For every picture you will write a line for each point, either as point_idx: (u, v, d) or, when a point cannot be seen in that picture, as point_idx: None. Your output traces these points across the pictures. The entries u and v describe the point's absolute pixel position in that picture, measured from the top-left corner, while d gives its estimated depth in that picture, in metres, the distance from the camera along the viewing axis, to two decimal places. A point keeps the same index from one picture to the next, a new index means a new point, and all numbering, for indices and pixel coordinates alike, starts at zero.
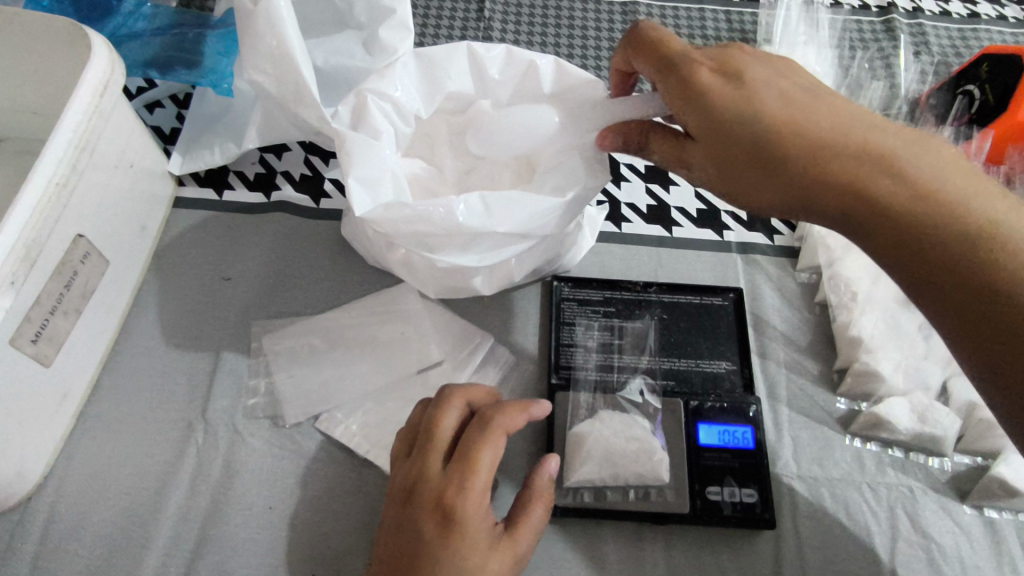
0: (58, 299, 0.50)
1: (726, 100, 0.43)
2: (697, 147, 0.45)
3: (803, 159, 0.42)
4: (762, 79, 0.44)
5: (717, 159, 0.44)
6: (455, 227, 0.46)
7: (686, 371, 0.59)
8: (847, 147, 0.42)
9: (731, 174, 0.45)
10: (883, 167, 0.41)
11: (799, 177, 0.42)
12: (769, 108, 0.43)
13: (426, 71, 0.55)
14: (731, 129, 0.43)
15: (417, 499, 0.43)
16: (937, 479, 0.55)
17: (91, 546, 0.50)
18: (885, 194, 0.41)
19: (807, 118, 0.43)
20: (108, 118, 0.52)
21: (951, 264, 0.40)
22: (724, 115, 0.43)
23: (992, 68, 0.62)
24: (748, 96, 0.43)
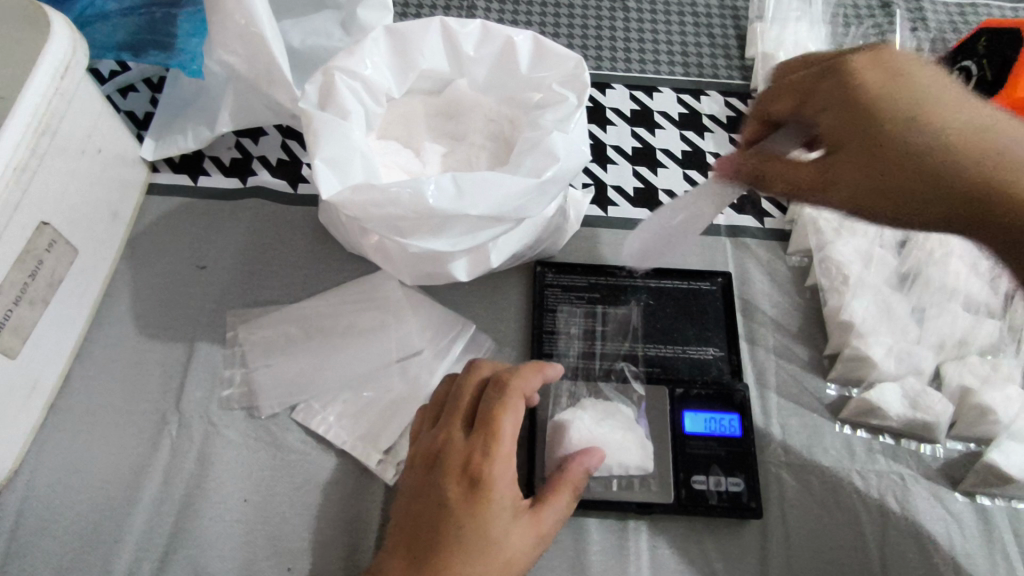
0: (22, 288, 0.48)
1: (868, 112, 0.40)
2: (843, 165, 0.41)
3: (958, 170, 0.38)
4: (925, 84, 0.41)
5: (865, 173, 0.40)
6: (426, 210, 0.45)
7: (672, 357, 0.57)
8: (1010, 153, 0.37)
9: (875, 197, 0.40)
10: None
11: (949, 188, 0.38)
12: (922, 114, 0.39)
13: (398, 47, 0.54)
14: (874, 141, 0.40)
15: (440, 465, 0.43)
16: (929, 466, 0.54)
17: (63, 541, 0.49)
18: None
19: (962, 124, 0.39)
20: (71, 100, 0.51)
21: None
22: (867, 126, 0.40)
23: (989, 43, 0.61)
24: (908, 93, 0.40)
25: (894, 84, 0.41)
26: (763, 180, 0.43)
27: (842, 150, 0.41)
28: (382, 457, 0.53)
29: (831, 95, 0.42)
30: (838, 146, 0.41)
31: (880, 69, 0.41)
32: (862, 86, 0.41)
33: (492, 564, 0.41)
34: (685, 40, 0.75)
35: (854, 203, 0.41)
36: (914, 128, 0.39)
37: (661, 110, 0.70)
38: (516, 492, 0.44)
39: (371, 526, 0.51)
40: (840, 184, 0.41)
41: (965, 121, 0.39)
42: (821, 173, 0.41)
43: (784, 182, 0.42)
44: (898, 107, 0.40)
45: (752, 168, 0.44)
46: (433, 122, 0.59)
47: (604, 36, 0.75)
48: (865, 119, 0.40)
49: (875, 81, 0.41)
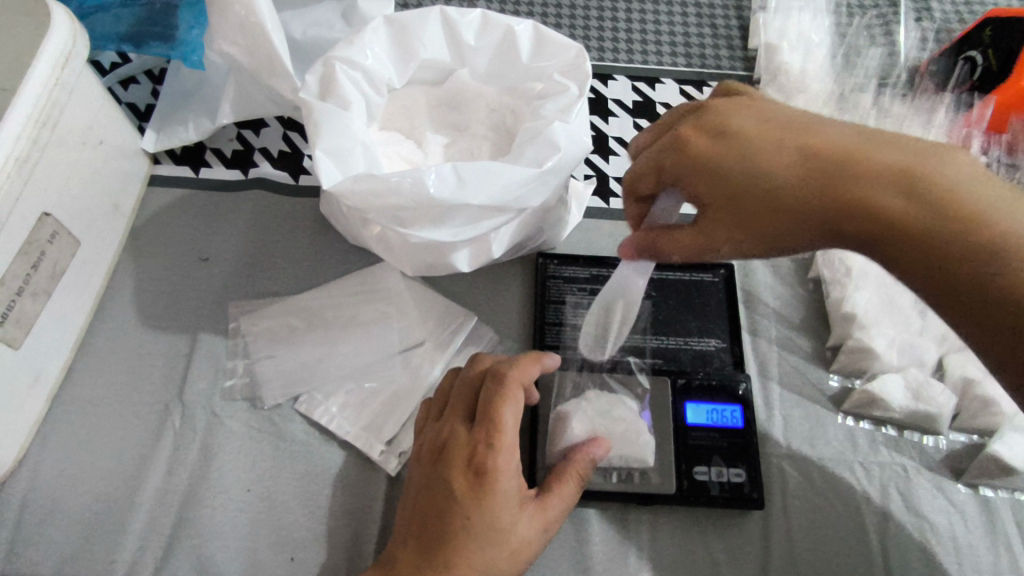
0: (24, 280, 0.48)
1: (720, 173, 0.41)
2: (715, 224, 0.42)
3: (814, 201, 0.39)
4: (753, 131, 0.42)
5: (740, 225, 0.41)
6: (427, 199, 0.45)
7: (674, 349, 0.57)
8: (853, 168, 0.39)
9: (761, 242, 0.41)
10: (883, 183, 0.38)
11: (813, 219, 0.40)
12: (766, 161, 0.40)
13: (399, 38, 0.53)
14: (734, 200, 0.41)
15: (446, 457, 0.43)
16: (932, 457, 0.54)
17: (67, 531, 0.49)
18: (896, 207, 0.38)
19: (800, 157, 0.40)
20: (72, 91, 0.50)
21: (979, 282, 0.36)
22: (723, 185, 0.41)
23: (995, 33, 0.60)
24: (742, 150, 0.41)
25: (733, 143, 0.41)
26: (663, 254, 0.45)
27: (712, 209, 0.42)
28: (385, 448, 0.53)
29: (680, 165, 0.43)
30: (707, 205, 0.42)
31: (704, 131, 0.43)
32: (704, 153, 0.42)
33: (500, 552, 0.41)
34: (687, 31, 0.75)
35: (744, 251, 0.42)
36: (763, 180, 0.40)
37: (663, 101, 0.70)
38: (522, 482, 0.44)
39: (374, 516, 0.51)
40: (724, 239, 0.42)
41: (802, 151, 0.40)
42: (703, 237, 0.43)
43: (679, 252, 0.44)
44: (744, 163, 0.41)
45: (648, 247, 0.45)
46: (434, 113, 0.59)
47: (606, 27, 0.74)
48: (721, 182, 0.41)
49: (712, 144, 0.42)
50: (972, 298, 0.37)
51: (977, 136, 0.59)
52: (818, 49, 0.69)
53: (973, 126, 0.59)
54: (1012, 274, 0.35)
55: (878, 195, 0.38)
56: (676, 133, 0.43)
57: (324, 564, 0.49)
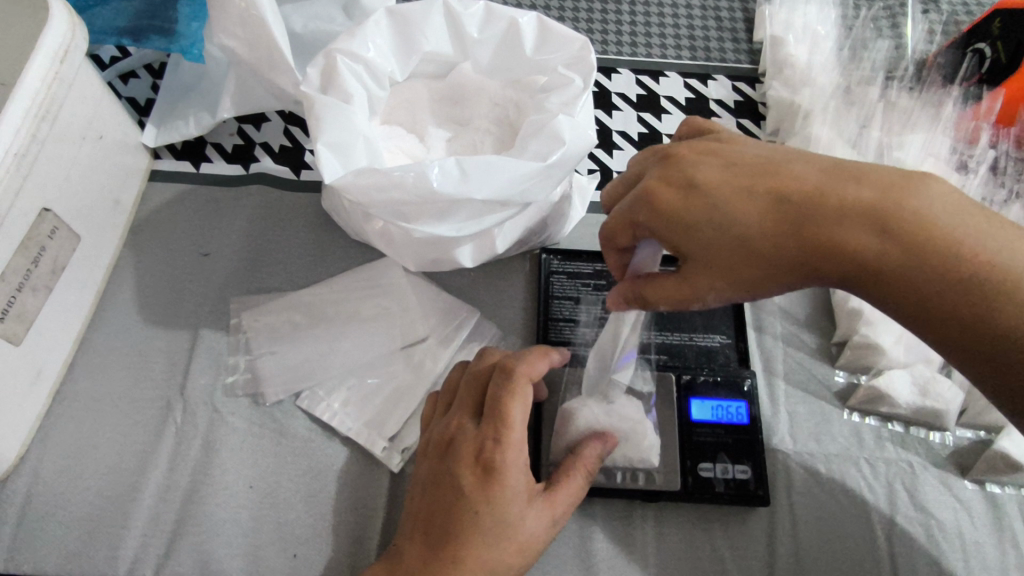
0: (24, 276, 0.48)
1: (694, 228, 0.41)
2: (696, 277, 0.41)
3: (791, 251, 0.39)
4: (719, 182, 0.41)
5: (720, 277, 0.41)
6: (430, 193, 0.44)
7: (679, 345, 0.57)
8: (825, 213, 0.38)
9: (743, 290, 0.41)
10: (859, 226, 0.38)
11: (793, 268, 0.39)
12: (737, 215, 0.40)
13: (401, 30, 0.53)
14: (709, 253, 0.41)
15: (454, 452, 0.42)
16: (938, 454, 0.54)
17: (68, 528, 0.49)
18: (873, 248, 0.37)
19: (771, 206, 0.39)
20: (71, 85, 0.50)
21: (959, 316, 0.37)
22: (699, 240, 0.41)
23: (1004, 24, 0.59)
24: (713, 202, 0.40)
25: (703, 196, 0.41)
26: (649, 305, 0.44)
27: (691, 264, 0.41)
28: (387, 445, 0.53)
29: (652, 223, 0.42)
30: (686, 259, 0.42)
31: (671, 184, 0.42)
32: (674, 209, 0.41)
33: (507, 547, 0.41)
34: (691, 24, 0.74)
35: (728, 298, 0.42)
36: (739, 230, 0.40)
37: (668, 95, 0.69)
38: (530, 476, 0.43)
39: (376, 513, 0.51)
40: (707, 291, 0.42)
41: (772, 199, 0.39)
42: (686, 290, 0.42)
43: (662, 304, 0.43)
44: (714, 218, 0.40)
45: (633, 299, 0.45)
46: (436, 107, 0.59)
47: (610, 20, 0.74)
48: (695, 238, 0.41)
49: (681, 199, 0.41)
50: (953, 331, 0.37)
51: (986, 129, 0.59)
52: (825, 42, 0.68)
53: (981, 121, 0.59)
54: (988, 306, 0.36)
55: (854, 238, 0.38)
56: (644, 188, 0.42)
57: (326, 561, 0.49)
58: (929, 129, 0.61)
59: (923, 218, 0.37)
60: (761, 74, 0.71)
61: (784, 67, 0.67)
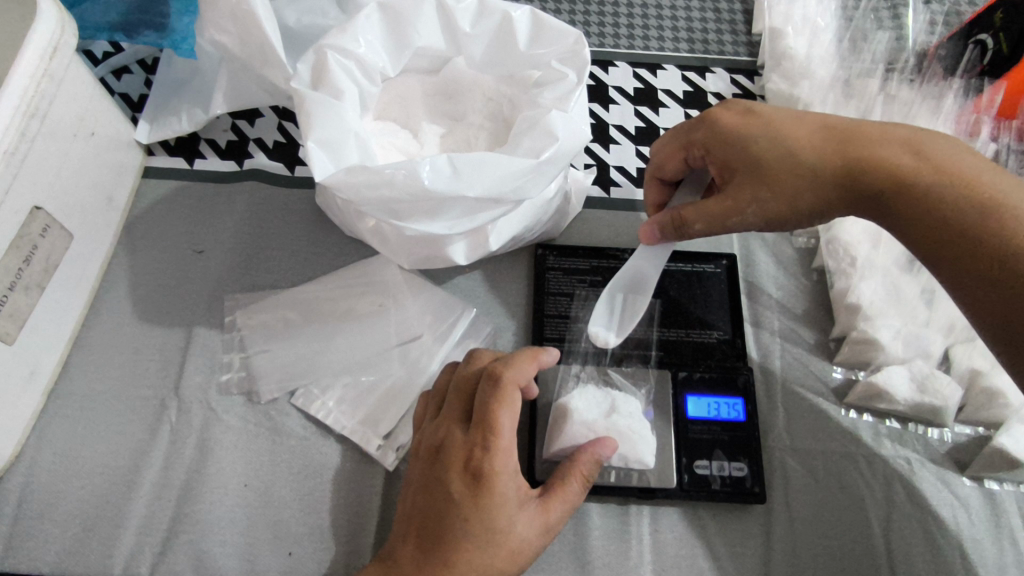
0: (17, 274, 0.48)
1: (747, 140, 0.46)
2: (742, 187, 0.46)
3: (833, 164, 0.44)
4: (775, 111, 0.47)
5: (765, 187, 0.45)
6: (421, 191, 0.44)
7: (676, 341, 0.56)
8: (865, 135, 0.44)
9: (782, 204, 0.45)
10: (892, 148, 0.44)
11: (833, 181, 0.44)
12: (789, 131, 0.45)
13: (393, 24, 0.52)
14: (758, 162, 0.45)
15: (443, 459, 0.43)
16: (936, 450, 0.53)
17: (65, 526, 0.49)
18: (908, 168, 0.43)
19: (819, 128, 0.45)
20: (62, 82, 0.50)
21: (976, 233, 0.40)
22: (752, 151, 0.46)
23: (1006, 15, 0.57)
24: (766, 121, 0.46)
25: (758, 117, 0.47)
26: (687, 225, 0.47)
27: (740, 173, 0.46)
28: (383, 443, 0.53)
29: (710, 137, 0.47)
30: (734, 173, 0.46)
31: (732, 109, 0.48)
32: (732, 125, 0.47)
33: (499, 552, 0.41)
34: (690, 16, 0.73)
35: (765, 215, 0.46)
36: (786, 142, 0.45)
37: (665, 88, 0.68)
38: (521, 481, 0.43)
39: (372, 512, 0.51)
40: (751, 202, 0.45)
41: (820, 123, 0.46)
42: (731, 201, 0.46)
43: (703, 218, 0.46)
44: (770, 131, 0.45)
45: (672, 218, 0.48)
46: (431, 102, 0.58)
47: (607, 12, 0.73)
48: (749, 147, 0.46)
49: (740, 118, 0.47)
50: (970, 251, 0.41)
51: (986, 122, 0.58)
52: (825, 34, 0.67)
53: (983, 113, 0.58)
54: (1007, 223, 0.40)
55: (892, 158, 0.43)
56: (707, 112, 0.49)
57: (322, 559, 0.49)
58: (930, 122, 0.60)
59: (948, 154, 0.43)
60: (760, 66, 0.70)
61: (783, 59, 0.66)
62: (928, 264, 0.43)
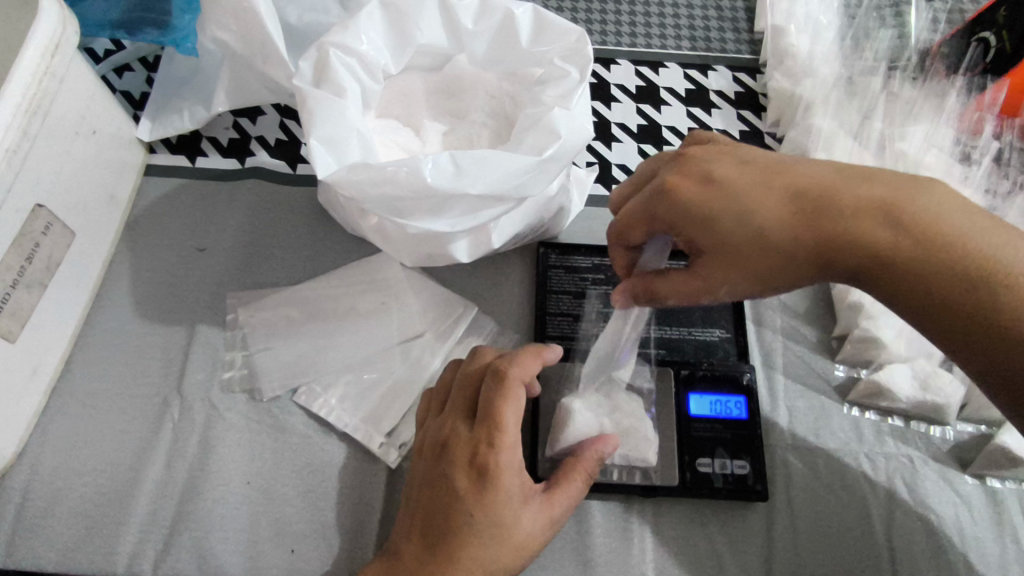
0: (19, 272, 0.48)
1: (711, 222, 0.41)
2: (711, 270, 0.42)
3: (807, 244, 0.40)
4: (737, 176, 0.42)
5: (737, 270, 0.42)
6: (424, 188, 0.44)
7: (678, 339, 0.56)
8: (840, 207, 0.40)
9: (757, 285, 0.42)
10: (870, 219, 0.39)
11: (809, 263, 0.40)
12: (754, 207, 0.41)
13: (395, 22, 0.52)
14: (725, 246, 0.41)
15: (448, 455, 0.43)
16: (938, 448, 0.53)
17: (67, 523, 0.49)
18: (889, 243, 0.39)
19: (789, 199, 0.41)
20: (63, 80, 0.50)
21: (967, 313, 0.38)
22: (717, 233, 0.42)
23: (1009, 13, 0.56)
24: (728, 197, 0.41)
25: (719, 190, 0.42)
26: (659, 298, 0.46)
27: (707, 257, 0.42)
28: (385, 440, 0.53)
29: (670, 216, 0.43)
30: (701, 253, 0.43)
31: (691, 178, 0.43)
32: (692, 201, 0.42)
33: (504, 547, 0.41)
34: (692, 14, 0.73)
35: (740, 293, 0.43)
36: (754, 223, 0.41)
37: (667, 86, 0.68)
38: (526, 477, 0.43)
39: (374, 509, 0.51)
40: (722, 286, 0.43)
41: (789, 192, 0.41)
42: (701, 282, 0.43)
43: (675, 297, 0.44)
44: (735, 210, 0.41)
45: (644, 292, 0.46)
46: (433, 100, 0.58)
47: (608, 10, 0.73)
48: (714, 230, 0.42)
49: (700, 193, 0.42)
50: (961, 330, 0.38)
51: (990, 120, 0.58)
52: (827, 32, 0.67)
53: (985, 112, 0.58)
54: (998, 303, 0.37)
55: (871, 233, 0.39)
56: (663, 182, 0.43)
57: (324, 557, 0.49)
58: (932, 120, 0.60)
59: (932, 221, 0.39)
60: (762, 64, 0.70)
61: (785, 57, 0.66)
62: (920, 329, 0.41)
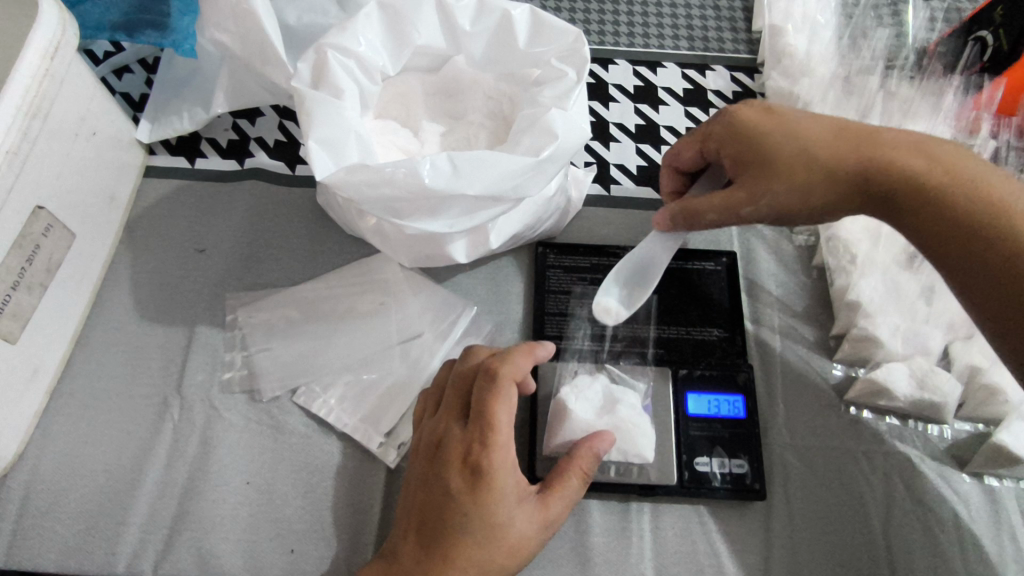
0: (19, 273, 0.48)
1: (763, 135, 0.45)
2: (755, 179, 0.45)
3: (848, 163, 0.43)
4: (794, 110, 0.46)
5: (780, 181, 0.44)
6: (421, 189, 0.44)
7: (676, 339, 0.56)
8: (882, 137, 0.43)
9: (796, 200, 0.44)
10: (906, 150, 0.43)
11: (845, 181, 0.43)
12: (806, 128, 0.44)
13: (393, 24, 0.52)
14: (773, 158, 0.44)
15: (442, 455, 0.43)
16: (936, 446, 0.54)
17: (69, 523, 0.49)
18: (923, 171, 0.42)
19: (839, 129, 0.44)
20: (63, 83, 0.50)
21: (991, 238, 0.39)
22: (768, 145, 0.45)
23: (1007, 11, 0.57)
24: (784, 118, 0.45)
25: (776, 114, 0.46)
26: (695, 214, 0.47)
27: (752, 166, 0.45)
28: (384, 440, 0.53)
29: (725, 131, 0.47)
30: (748, 166, 0.46)
31: (752, 106, 0.47)
32: (750, 120, 0.46)
33: (498, 547, 0.41)
34: (689, 14, 0.73)
35: (779, 210, 0.45)
36: (803, 139, 0.44)
37: (665, 86, 0.68)
38: (520, 477, 0.44)
39: (373, 508, 0.51)
40: (761, 194, 0.45)
41: (840, 123, 0.45)
42: (741, 191, 0.45)
43: (715, 210, 0.46)
44: (789, 128, 0.45)
45: (682, 209, 0.48)
46: (432, 101, 0.58)
47: (606, 10, 0.73)
48: (764, 143, 0.45)
49: (760, 115, 0.46)
50: (982, 257, 0.40)
51: (986, 119, 0.57)
52: (824, 31, 0.67)
53: (983, 109, 0.58)
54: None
55: (908, 161, 0.42)
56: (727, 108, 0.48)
57: (324, 556, 0.49)
58: (929, 120, 0.59)
59: (964, 164, 0.42)
60: (760, 64, 0.70)
61: (783, 57, 0.66)
62: (939, 265, 0.42)
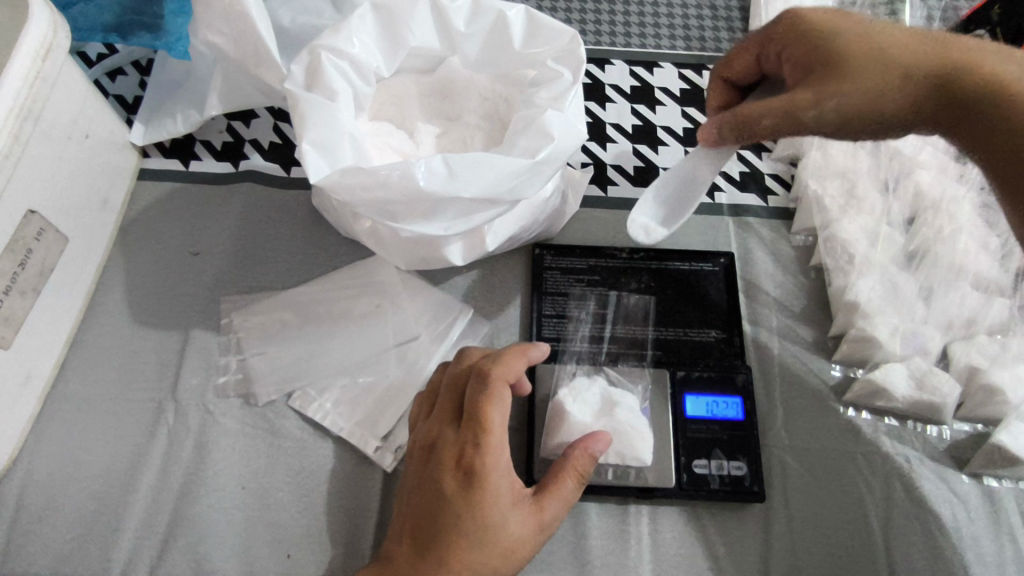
0: (12, 277, 0.48)
1: (832, 35, 0.42)
2: (820, 79, 0.41)
3: (923, 61, 0.40)
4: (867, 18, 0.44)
5: (845, 79, 0.41)
6: (416, 191, 0.44)
7: (674, 341, 0.56)
8: (963, 41, 0.40)
9: (862, 102, 0.40)
10: (988, 52, 0.39)
11: (918, 80, 0.39)
12: (880, 30, 0.42)
13: (388, 25, 0.52)
14: (841, 56, 0.41)
15: (436, 458, 0.43)
16: (935, 447, 0.53)
17: (63, 529, 0.49)
18: (1007, 72, 0.38)
19: (915, 33, 0.41)
20: (54, 85, 0.49)
21: None
22: (835, 44, 0.42)
23: (1004, 9, 0.57)
24: (856, 21, 0.43)
25: (846, 18, 0.43)
26: (749, 121, 0.43)
27: (817, 66, 0.42)
28: (380, 444, 0.52)
29: (790, 35, 0.44)
30: (813, 68, 0.42)
31: (820, 12, 0.45)
32: (817, 22, 0.43)
33: (493, 551, 0.41)
34: (686, 14, 0.73)
35: (842, 112, 0.41)
36: (875, 38, 0.41)
37: (662, 86, 0.68)
38: (515, 479, 0.43)
39: (370, 513, 0.50)
40: (825, 94, 0.41)
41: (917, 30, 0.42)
42: (803, 92, 0.42)
43: (771, 113, 0.42)
44: (859, 28, 0.42)
45: (733, 117, 0.44)
46: (427, 102, 0.58)
47: (602, 10, 0.73)
48: (833, 41, 0.42)
49: (829, 18, 0.43)
50: None
51: None
52: None
53: None
54: None
55: (990, 62, 0.38)
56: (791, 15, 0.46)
57: (321, 561, 0.49)
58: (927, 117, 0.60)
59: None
60: None
61: None
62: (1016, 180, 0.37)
